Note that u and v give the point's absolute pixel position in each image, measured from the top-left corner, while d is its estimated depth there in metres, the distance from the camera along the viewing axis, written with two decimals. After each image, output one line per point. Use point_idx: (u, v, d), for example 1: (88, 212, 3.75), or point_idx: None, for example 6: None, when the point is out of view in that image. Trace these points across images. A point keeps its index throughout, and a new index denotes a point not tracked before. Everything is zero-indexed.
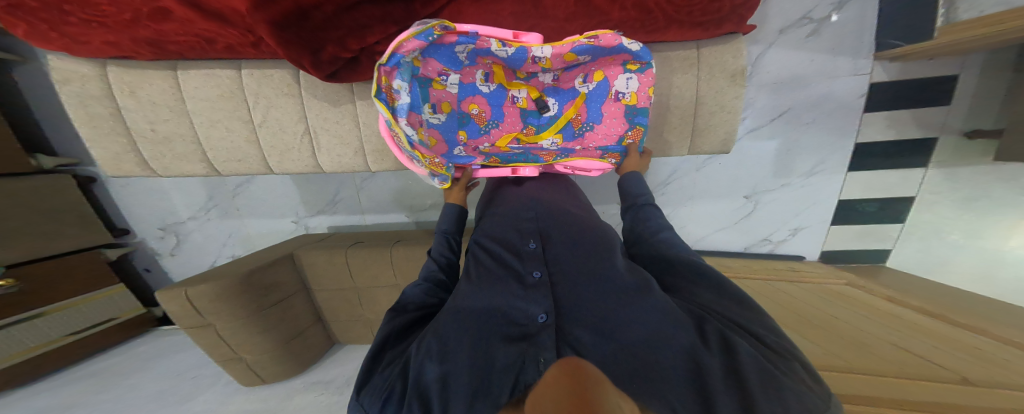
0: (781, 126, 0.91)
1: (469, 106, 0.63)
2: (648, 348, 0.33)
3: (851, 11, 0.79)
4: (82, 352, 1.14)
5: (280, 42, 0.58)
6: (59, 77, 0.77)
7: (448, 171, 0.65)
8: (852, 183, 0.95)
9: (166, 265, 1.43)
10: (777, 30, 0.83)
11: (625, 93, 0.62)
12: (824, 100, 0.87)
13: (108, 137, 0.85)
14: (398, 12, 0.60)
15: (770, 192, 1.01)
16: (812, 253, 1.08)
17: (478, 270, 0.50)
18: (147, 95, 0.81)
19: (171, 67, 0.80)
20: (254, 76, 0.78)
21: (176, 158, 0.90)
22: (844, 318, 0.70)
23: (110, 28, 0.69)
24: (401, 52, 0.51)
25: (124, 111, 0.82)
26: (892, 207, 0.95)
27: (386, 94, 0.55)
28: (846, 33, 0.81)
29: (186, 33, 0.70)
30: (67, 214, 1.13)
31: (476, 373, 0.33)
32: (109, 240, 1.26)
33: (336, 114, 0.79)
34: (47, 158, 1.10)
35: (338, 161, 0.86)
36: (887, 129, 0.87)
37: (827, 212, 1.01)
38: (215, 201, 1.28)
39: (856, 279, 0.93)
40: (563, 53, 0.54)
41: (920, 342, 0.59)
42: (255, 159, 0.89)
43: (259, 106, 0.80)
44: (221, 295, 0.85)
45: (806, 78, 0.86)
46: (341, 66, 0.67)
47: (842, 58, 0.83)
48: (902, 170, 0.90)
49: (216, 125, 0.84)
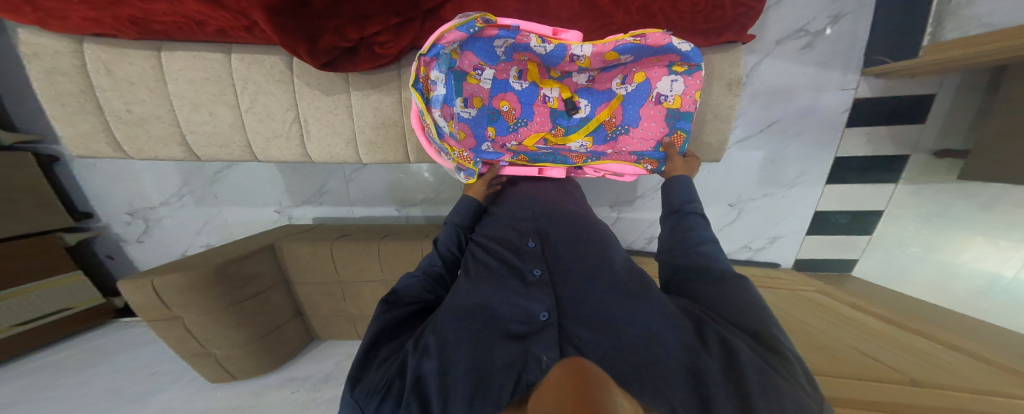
0: (768, 138, 0.95)
1: (500, 103, 0.65)
2: (646, 350, 0.33)
3: (845, 25, 0.83)
4: (30, 344, 1.05)
5: (276, 28, 0.57)
6: (28, 50, 0.73)
7: (475, 166, 0.65)
8: (828, 195, 1.00)
9: (133, 253, 1.35)
10: (773, 41, 0.86)
11: (668, 95, 0.61)
12: (810, 114, 0.91)
13: (77, 115, 0.80)
14: (400, 4, 0.60)
15: (754, 201, 1.05)
16: (786, 261, 1.13)
17: (477, 266, 0.49)
18: (124, 74, 0.77)
19: (154, 47, 0.76)
20: (245, 61, 0.76)
21: (153, 141, 0.85)
22: (809, 323, 0.73)
23: (92, 4, 0.66)
24: (441, 43, 0.53)
25: (98, 90, 0.78)
26: (863, 219, 1.00)
27: (423, 84, 0.58)
28: (839, 47, 0.84)
29: (175, 14, 0.67)
30: (23, 195, 1.05)
31: (475, 374, 0.33)
32: (69, 224, 1.18)
33: (329, 103, 0.77)
34: (5, 134, 1.03)
35: (328, 151, 0.84)
36: (865, 144, 0.92)
37: (803, 223, 1.06)
38: (192, 186, 1.22)
39: (825, 287, 0.97)
40: (604, 52, 0.56)
41: (876, 347, 0.61)
42: (239, 145, 0.86)
43: (248, 91, 0.78)
44: (192, 286, 0.81)
45: (796, 90, 0.89)
46: (338, 55, 0.65)
47: (832, 73, 0.86)
48: (873, 185, 0.96)
49: (198, 109, 0.81)
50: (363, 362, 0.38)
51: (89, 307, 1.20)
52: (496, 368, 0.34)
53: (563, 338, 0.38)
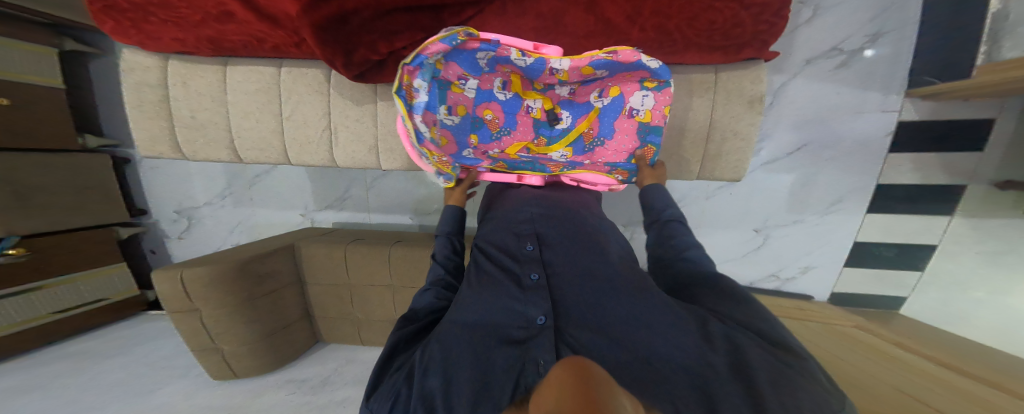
0: (800, 160, 0.90)
1: (484, 112, 0.65)
2: (650, 356, 0.30)
3: (886, 44, 0.79)
4: (75, 327, 1.15)
5: (319, 42, 0.63)
6: (127, 66, 0.86)
7: (454, 170, 0.65)
8: (869, 225, 0.91)
9: (172, 248, 1.45)
10: (804, 60, 0.83)
11: (639, 109, 0.61)
12: (842, 138, 0.86)
13: (151, 121, 0.91)
14: (426, 20, 0.65)
15: (781, 228, 0.97)
16: (821, 293, 1.01)
17: (476, 273, 0.48)
18: (195, 85, 0.88)
19: (222, 63, 0.87)
20: (292, 74, 0.85)
21: (206, 144, 0.95)
22: (834, 356, 0.64)
23: (182, 27, 0.77)
24: (425, 53, 0.55)
25: (172, 99, 0.89)
26: (912, 253, 0.90)
27: (406, 91, 0.59)
28: (877, 70, 0.80)
29: (242, 33, 0.77)
30: (95, 191, 1.19)
31: (476, 377, 0.31)
32: (125, 219, 1.31)
33: (358, 112, 0.83)
34: (93, 139, 1.19)
35: (353, 157, 0.88)
36: (912, 171, 0.84)
37: (840, 253, 0.96)
38: (232, 188, 1.33)
39: (865, 323, 0.85)
40: (581, 66, 0.56)
41: (919, 386, 0.50)
42: (276, 150, 0.93)
43: (290, 101, 0.86)
44: (215, 279, 0.85)
45: (835, 111, 0.85)
46: (369, 67, 0.71)
47: (871, 93, 0.82)
48: (923, 217, 0.86)
49: (248, 116, 0.89)
50: (383, 365, 0.38)
51: (124, 298, 1.29)
52: (497, 371, 0.32)
53: (560, 340, 0.36)
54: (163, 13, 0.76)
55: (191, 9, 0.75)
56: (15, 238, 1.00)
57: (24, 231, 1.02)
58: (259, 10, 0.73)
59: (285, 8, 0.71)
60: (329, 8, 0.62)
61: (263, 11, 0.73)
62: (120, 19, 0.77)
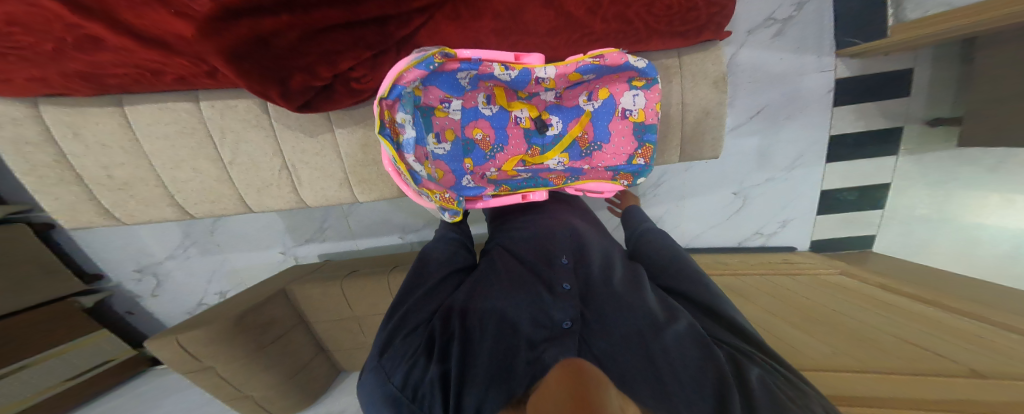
0: (760, 123, 0.96)
1: (473, 132, 0.64)
2: (666, 363, 0.32)
3: (810, 11, 0.87)
4: (77, 398, 1.07)
5: (238, 73, 0.51)
6: None
7: (458, 204, 0.61)
8: (831, 174, 1.00)
9: (151, 307, 1.34)
10: (745, 31, 0.90)
11: (632, 109, 0.63)
12: (796, 97, 0.93)
13: (59, 187, 0.77)
14: (370, 36, 0.57)
15: (755, 187, 1.04)
16: (802, 243, 1.09)
17: (508, 273, 0.48)
18: (94, 137, 0.73)
19: (116, 102, 0.72)
20: (216, 107, 0.72)
21: (141, 204, 0.83)
22: (838, 310, 0.65)
23: (32, 62, 0.60)
24: (401, 83, 0.51)
25: (72, 158, 0.74)
26: (870, 194, 0.99)
27: (391, 129, 0.54)
28: (808, 32, 0.88)
29: (125, 64, 0.64)
30: (27, 265, 1.04)
31: (500, 360, 0.32)
32: (82, 286, 1.18)
33: (314, 145, 0.74)
34: None
35: (322, 194, 0.81)
36: (856, 121, 0.93)
37: (811, 203, 1.04)
38: (193, 238, 1.22)
39: (847, 267, 0.92)
40: (568, 73, 0.56)
41: (902, 326, 0.57)
42: (231, 199, 0.84)
43: (227, 141, 0.75)
44: (216, 338, 0.82)
45: (779, 75, 0.91)
46: (314, 94, 0.61)
47: (809, 57, 0.90)
48: (876, 159, 0.95)
49: (181, 166, 0.78)
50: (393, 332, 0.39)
51: (126, 358, 1.24)
52: (523, 350, 0.33)
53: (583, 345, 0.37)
54: None
55: (32, 35, 0.57)
56: None
57: None
58: (133, 30, 0.58)
59: (173, 28, 0.59)
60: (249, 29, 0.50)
61: (141, 34, 0.59)
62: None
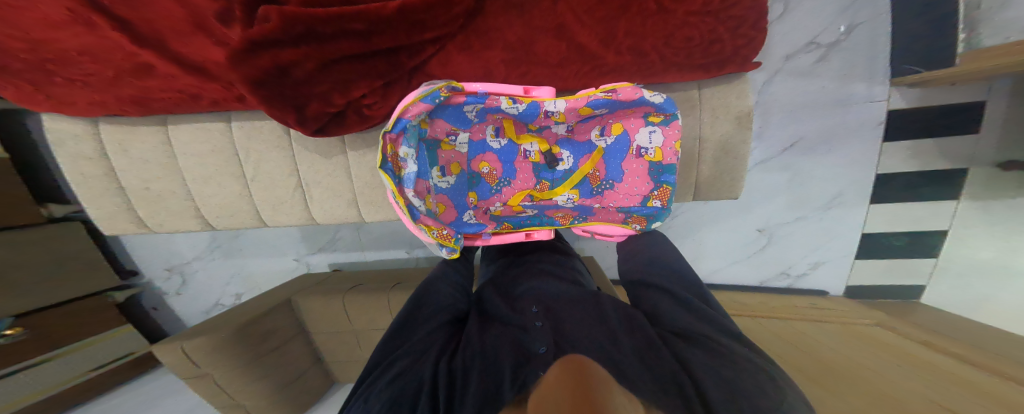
0: (794, 157, 0.92)
1: (480, 165, 0.67)
2: (643, 382, 0.31)
3: (860, 34, 0.81)
4: (89, 392, 1.09)
5: (260, 100, 0.56)
6: (54, 138, 0.76)
7: (455, 241, 0.63)
8: (875, 215, 0.93)
9: (177, 304, 1.38)
10: (783, 56, 0.85)
11: (648, 148, 0.61)
12: (837, 131, 0.87)
13: (102, 198, 0.83)
14: (382, 66, 0.61)
15: (784, 225, 1.00)
16: (836, 288, 1.03)
17: (488, 321, 0.48)
18: (138, 153, 0.79)
19: (161, 123, 0.78)
20: (243, 129, 0.76)
21: (171, 215, 0.88)
22: (853, 356, 0.61)
23: (94, 86, 0.69)
24: (407, 116, 0.51)
25: (118, 171, 0.81)
26: (922, 239, 0.91)
27: (393, 163, 0.54)
28: (857, 60, 0.82)
29: (169, 89, 0.69)
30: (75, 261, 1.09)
31: (481, 392, 0.31)
32: (117, 281, 1.21)
33: (328, 166, 0.77)
34: (58, 206, 1.07)
35: (331, 213, 0.83)
36: (908, 158, 0.86)
37: (850, 246, 0.98)
38: (219, 242, 1.28)
39: (885, 318, 0.83)
40: (578, 107, 0.55)
41: (954, 395, 0.43)
42: (248, 214, 0.87)
43: (250, 160, 0.79)
44: (217, 346, 0.83)
45: (818, 104, 0.86)
46: (328, 120, 0.64)
47: (855, 85, 0.84)
48: (929, 202, 0.87)
49: (208, 181, 0.82)
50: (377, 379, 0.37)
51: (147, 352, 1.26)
52: (505, 377, 0.32)
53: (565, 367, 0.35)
54: (68, 71, 0.68)
55: (99, 65, 0.67)
56: (10, 319, 0.91)
57: (18, 310, 0.93)
58: (178, 58, 0.66)
59: (211, 56, 0.66)
60: (289, 57, 0.56)
61: (187, 62, 0.66)
62: (21, 83, 0.68)
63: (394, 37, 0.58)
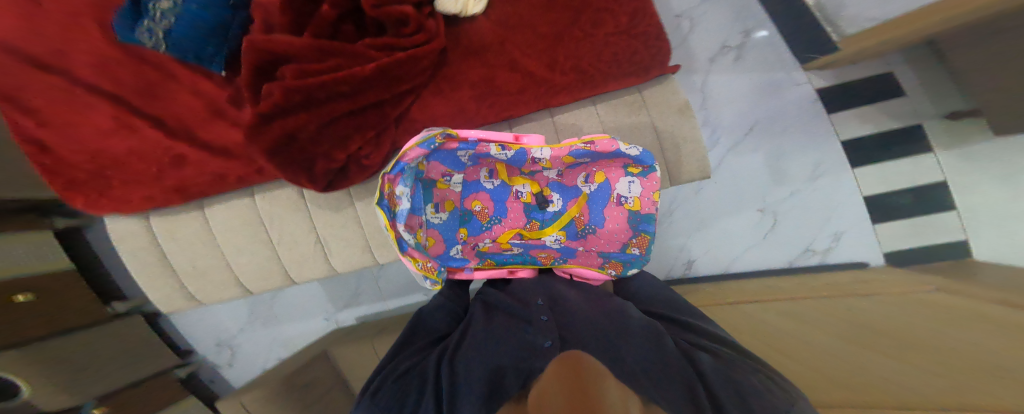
0: (757, 139, 1.09)
1: (472, 203, 0.74)
2: (636, 369, 0.34)
3: (761, 41, 1.09)
4: None
5: (273, 164, 0.66)
6: (116, 237, 0.88)
7: (439, 274, 0.67)
8: (863, 179, 1.04)
9: (228, 377, 1.45)
10: (710, 63, 1.11)
11: (628, 196, 0.67)
12: (784, 109, 1.08)
13: (159, 280, 0.94)
14: (370, 117, 0.69)
15: (782, 202, 1.08)
16: (873, 258, 1.04)
17: (491, 318, 0.54)
18: (183, 236, 0.90)
19: (199, 207, 0.89)
20: (265, 198, 0.86)
21: (215, 286, 0.97)
22: (877, 331, 0.55)
23: (145, 182, 0.83)
24: (405, 160, 0.58)
25: (169, 255, 0.91)
26: (926, 195, 1.00)
27: (389, 200, 0.61)
28: (767, 58, 1.08)
29: (204, 175, 0.82)
30: (139, 343, 1.20)
31: (486, 381, 0.37)
32: (178, 360, 1.33)
33: (340, 219, 0.84)
34: (121, 304, 1.22)
35: (349, 261, 0.89)
36: (863, 124, 1.04)
37: (855, 213, 1.05)
38: (256, 312, 1.38)
39: (943, 282, 0.74)
40: (562, 155, 0.62)
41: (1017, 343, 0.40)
42: (279, 274, 0.94)
43: (274, 225, 0.87)
44: (270, 397, 0.92)
45: (760, 92, 1.09)
46: (335, 176, 0.72)
47: (780, 76, 1.08)
48: (909, 158, 1.00)
49: (242, 251, 0.91)
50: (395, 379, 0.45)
51: None
52: (512, 374, 0.38)
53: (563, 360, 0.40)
54: (122, 174, 0.82)
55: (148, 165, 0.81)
56: (93, 401, 1.02)
57: (98, 393, 1.04)
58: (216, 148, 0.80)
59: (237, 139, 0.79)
60: (291, 122, 0.65)
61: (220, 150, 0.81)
62: (87, 192, 0.81)
63: (378, 93, 0.67)
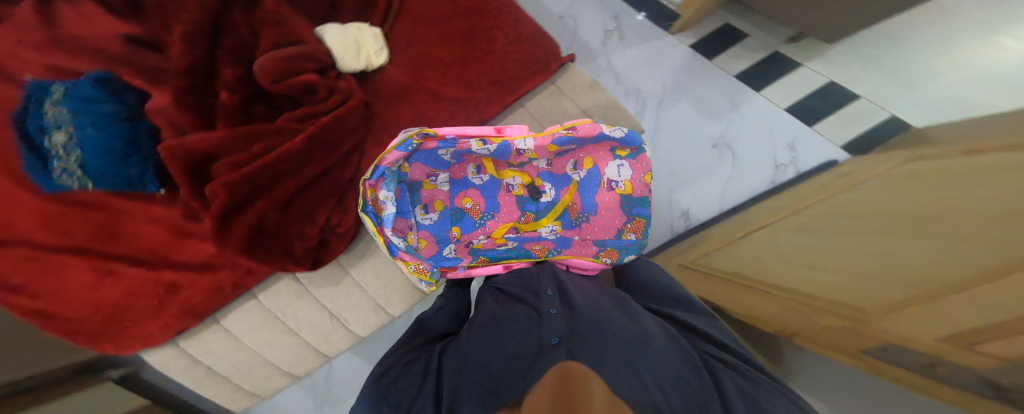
0: (673, 94, 1.13)
1: (462, 201, 0.78)
2: (641, 383, 0.40)
3: (627, 20, 1.18)
4: None
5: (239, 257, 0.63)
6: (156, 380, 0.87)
7: (431, 275, 0.73)
8: (774, 95, 1.07)
9: None
10: (604, 46, 1.18)
11: (618, 180, 0.72)
12: (681, 61, 1.14)
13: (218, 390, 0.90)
14: (327, 188, 0.69)
15: (726, 134, 1.09)
16: (834, 153, 0.99)
17: (493, 312, 0.60)
18: (217, 348, 0.83)
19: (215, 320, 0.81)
20: (268, 295, 0.81)
21: (267, 378, 0.94)
22: (835, 224, 0.53)
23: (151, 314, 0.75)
24: (383, 164, 0.62)
25: (211, 369, 0.86)
26: (832, 93, 1.01)
27: (373, 205, 0.67)
28: (642, 30, 1.17)
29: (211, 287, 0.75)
30: None
31: (494, 384, 0.44)
32: None
33: (342, 291, 0.83)
34: None
35: (369, 322, 0.90)
36: (740, 61, 1.10)
37: (790, 120, 1.05)
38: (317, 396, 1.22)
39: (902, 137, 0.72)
40: (546, 144, 0.64)
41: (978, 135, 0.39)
42: (314, 354, 0.94)
43: (287, 314, 0.84)
44: None
45: (653, 58, 1.15)
46: (318, 250, 0.69)
47: (660, 41, 1.15)
48: (795, 72, 1.06)
49: (273, 344, 0.87)
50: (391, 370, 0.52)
51: None
52: (517, 372, 0.44)
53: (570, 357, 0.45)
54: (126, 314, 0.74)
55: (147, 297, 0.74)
56: None
57: None
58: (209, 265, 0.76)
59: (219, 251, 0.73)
60: (252, 218, 0.63)
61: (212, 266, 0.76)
62: (101, 340, 0.74)
63: (325, 160, 0.67)
